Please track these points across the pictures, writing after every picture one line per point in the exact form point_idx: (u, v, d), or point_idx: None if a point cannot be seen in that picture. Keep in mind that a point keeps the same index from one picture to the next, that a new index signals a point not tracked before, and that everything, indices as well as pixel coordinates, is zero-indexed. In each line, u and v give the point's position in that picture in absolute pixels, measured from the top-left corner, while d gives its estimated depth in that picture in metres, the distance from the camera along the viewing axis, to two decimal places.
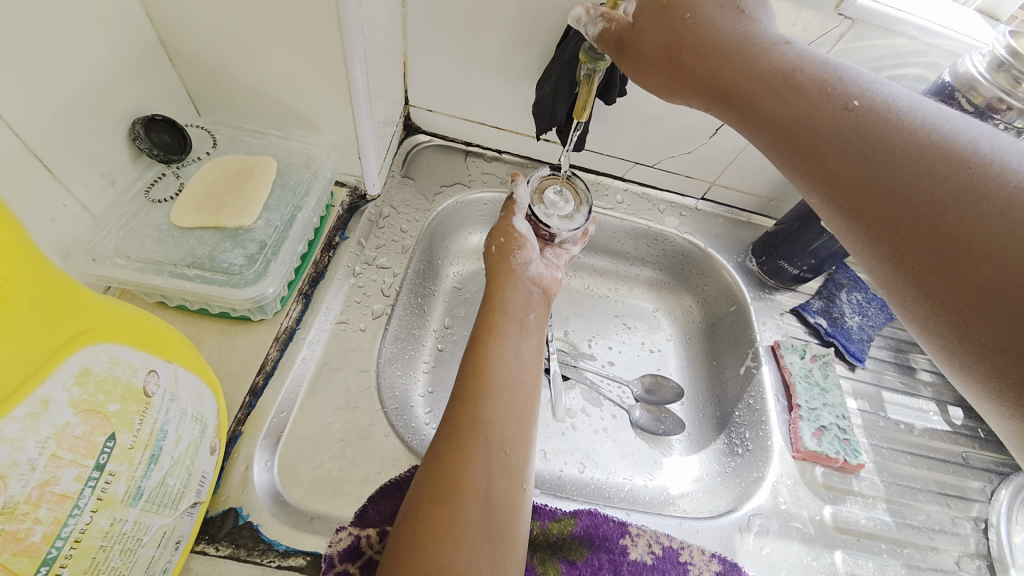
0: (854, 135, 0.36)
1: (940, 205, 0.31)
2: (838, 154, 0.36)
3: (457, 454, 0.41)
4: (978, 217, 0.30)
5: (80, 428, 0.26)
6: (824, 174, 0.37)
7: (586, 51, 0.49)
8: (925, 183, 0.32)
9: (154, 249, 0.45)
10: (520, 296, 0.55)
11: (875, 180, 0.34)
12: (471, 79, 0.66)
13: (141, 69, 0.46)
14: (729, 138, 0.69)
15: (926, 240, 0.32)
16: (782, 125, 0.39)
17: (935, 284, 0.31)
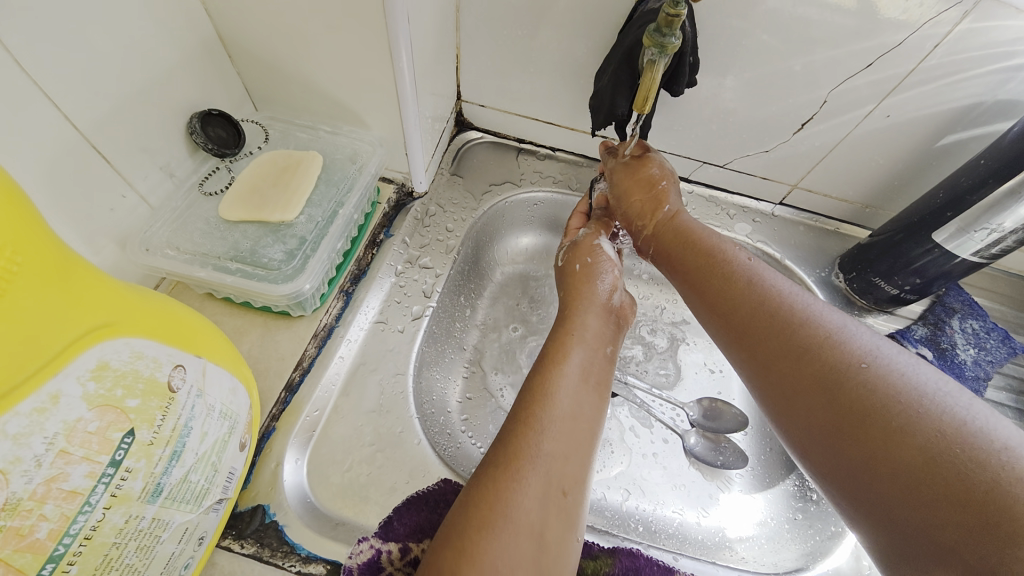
0: (753, 296, 0.42)
1: (834, 397, 0.35)
2: (774, 357, 0.39)
3: (511, 481, 0.35)
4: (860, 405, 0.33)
5: (94, 423, 0.26)
6: (765, 367, 0.39)
7: (650, 35, 0.42)
8: (848, 393, 0.34)
9: (202, 241, 0.45)
10: (599, 325, 0.48)
11: (822, 399, 0.35)
12: (525, 73, 0.62)
13: (198, 64, 0.47)
14: (816, 135, 0.60)
15: (827, 383, 0.35)
16: (741, 313, 0.42)
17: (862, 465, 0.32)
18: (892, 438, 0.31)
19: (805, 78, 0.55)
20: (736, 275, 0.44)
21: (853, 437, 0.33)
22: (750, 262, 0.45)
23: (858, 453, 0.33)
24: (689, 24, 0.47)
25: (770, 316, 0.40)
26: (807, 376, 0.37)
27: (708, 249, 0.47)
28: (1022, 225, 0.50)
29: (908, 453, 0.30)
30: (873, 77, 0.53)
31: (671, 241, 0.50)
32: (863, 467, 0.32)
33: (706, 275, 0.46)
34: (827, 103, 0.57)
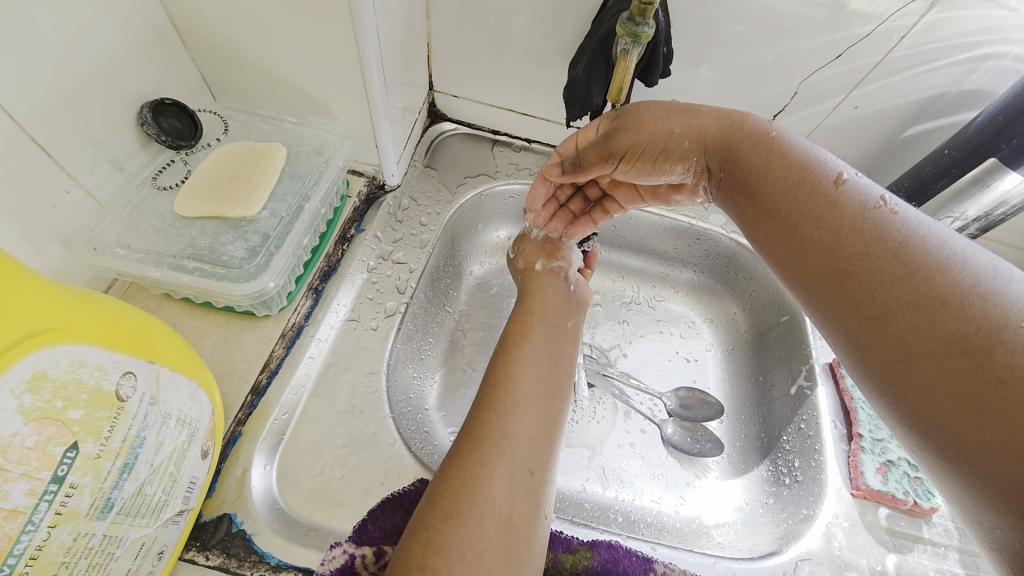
0: (833, 203, 0.37)
1: (919, 302, 0.31)
2: (860, 267, 0.34)
3: (477, 468, 0.34)
4: (943, 312, 0.30)
5: (32, 438, 0.24)
6: (841, 276, 0.35)
7: (623, 23, 0.41)
8: (989, 349, 0.28)
9: (156, 239, 0.43)
10: (555, 301, 0.50)
11: (947, 353, 0.29)
12: (499, 62, 0.61)
13: (149, 49, 0.45)
14: (788, 126, 0.61)
15: (907, 287, 0.32)
16: (812, 227, 0.37)
17: (925, 378, 0.30)
18: (975, 340, 0.29)
19: (779, 68, 0.55)
20: (818, 198, 0.38)
21: (987, 402, 0.27)
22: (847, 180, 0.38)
23: (992, 421, 0.27)
24: (662, 14, 0.47)
25: (874, 247, 0.34)
26: (925, 320, 0.31)
27: (800, 164, 0.40)
28: (983, 214, 0.52)
29: (977, 349, 0.28)
30: (844, 67, 0.53)
31: (761, 166, 0.41)
32: (991, 438, 0.27)
33: (770, 184, 0.40)
34: (798, 94, 0.57)
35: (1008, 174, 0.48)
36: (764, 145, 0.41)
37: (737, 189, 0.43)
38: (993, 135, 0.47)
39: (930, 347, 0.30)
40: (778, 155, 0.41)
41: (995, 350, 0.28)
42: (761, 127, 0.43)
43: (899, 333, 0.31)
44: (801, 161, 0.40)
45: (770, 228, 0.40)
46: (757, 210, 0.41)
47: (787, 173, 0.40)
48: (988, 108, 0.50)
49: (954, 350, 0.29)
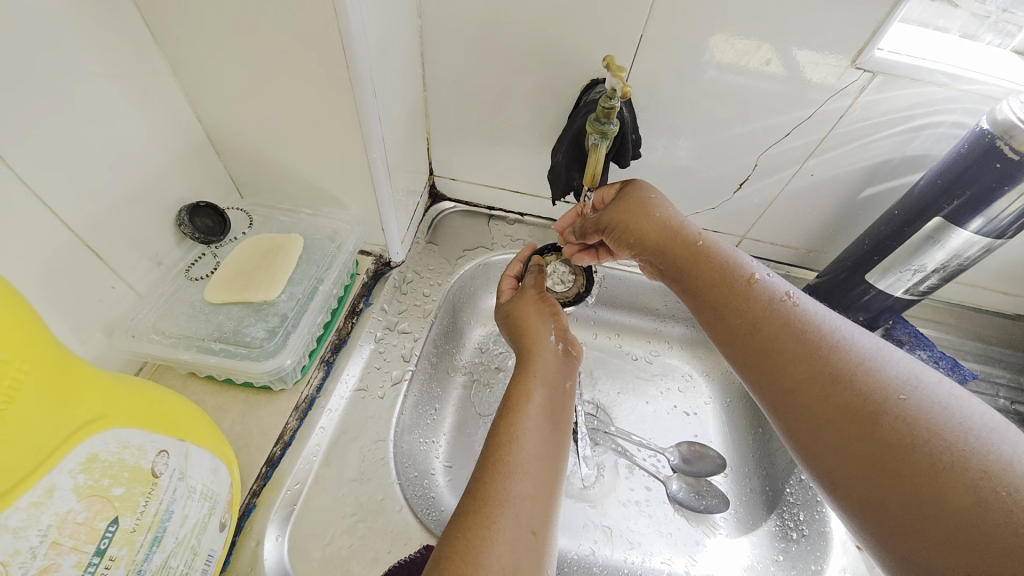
0: (756, 303, 0.40)
1: (843, 399, 0.33)
2: (788, 364, 0.36)
3: (482, 529, 0.36)
4: (860, 408, 0.32)
5: (82, 513, 0.27)
6: (772, 374, 0.37)
7: (592, 124, 0.49)
8: (881, 426, 0.31)
9: (187, 325, 0.48)
10: (555, 362, 0.51)
11: (847, 431, 0.32)
12: (490, 149, 0.69)
13: (189, 162, 0.52)
14: (754, 192, 0.67)
15: (827, 383, 0.34)
16: (746, 324, 0.40)
17: (860, 475, 0.31)
18: (891, 438, 0.30)
19: (738, 145, 0.62)
20: (740, 295, 0.41)
21: (891, 474, 0.29)
22: (760, 280, 0.42)
23: (896, 493, 0.29)
24: (627, 110, 0.54)
25: (798, 342, 0.37)
26: (828, 401, 0.33)
27: (723, 266, 0.44)
28: (941, 265, 0.56)
29: (895, 446, 0.30)
30: (796, 141, 0.60)
31: (689, 258, 0.46)
32: (897, 513, 0.29)
33: (704, 283, 0.44)
34: (758, 164, 0.64)
35: (956, 230, 0.52)
36: (690, 248, 0.46)
37: (679, 284, 0.47)
38: (938, 195, 0.52)
39: (858, 443, 0.31)
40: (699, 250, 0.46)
41: (911, 446, 0.29)
42: (690, 230, 0.47)
43: (831, 427, 0.33)
44: (721, 256, 0.45)
45: (703, 314, 0.44)
46: (691, 298, 0.45)
47: (706, 266, 0.45)
48: (928, 172, 0.55)
49: (876, 444, 0.31)
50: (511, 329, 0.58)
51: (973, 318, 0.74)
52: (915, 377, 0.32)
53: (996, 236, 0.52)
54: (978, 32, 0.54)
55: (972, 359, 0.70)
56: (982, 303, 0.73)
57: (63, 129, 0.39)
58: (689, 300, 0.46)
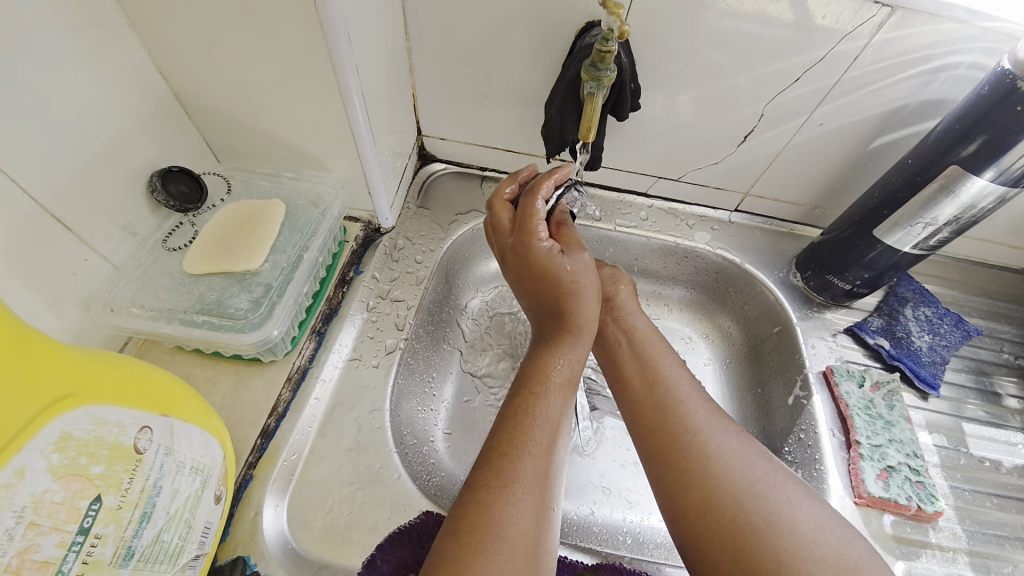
0: (666, 374, 0.50)
1: (707, 459, 0.43)
2: (679, 438, 0.45)
3: (502, 500, 0.36)
4: (708, 481, 0.42)
5: (60, 493, 0.26)
6: (660, 438, 0.46)
7: (586, 70, 0.46)
8: (734, 511, 0.40)
9: (168, 297, 0.46)
10: (583, 334, 0.49)
11: (698, 504, 0.42)
12: (480, 105, 0.65)
13: (157, 124, 0.49)
14: (760, 145, 0.64)
15: (692, 452, 0.44)
16: (653, 389, 0.49)
17: (705, 537, 0.40)
18: (723, 519, 0.40)
19: (745, 93, 0.58)
20: (652, 361, 0.52)
21: (721, 539, 0.40)
22: (678, 363, 0.52)
23: (718, 548, 0.40)
24: (625, 55, 0.50)
25: (682, 413, 0.47)
26: (699, 485, 0.42)
27: (648, 347, 0.53)
28: (954, 218, 0.53)
29: (725, 512, 0.41)
30: (806, 88, 0.56)
31: (622, 341, 0.55)
32: (712, 553, 0.40)
33: (629, 345, 0.54)
34: (764, 115, 0.60)
35: (972, 179, 0.50)
36: (643, 331, 0.55)
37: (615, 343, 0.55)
38: (954, 142, 0.50)
39: (710, 498, 0.42)
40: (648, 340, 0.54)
41: (727, 501, 0.41)
42: (630, 307, 0.57)
43: (684, 487, 0.43)
44: (654, 344, 0.53)
45: (621, 383, 0.52)
46: (619, 359, 0.54)
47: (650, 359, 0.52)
48: (945, 117, 0.52)
49: (709, 498, 0.42)
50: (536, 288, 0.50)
51: (979, 273, 0.72)
52: (767, 461, 0.44)
53: (1009, 186, 0.49)
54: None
55: (976, 315, 0.69)
56: (990, 257, 0.71)
57: (8, 85, 0.36)
58: (613, 368, 0.54)
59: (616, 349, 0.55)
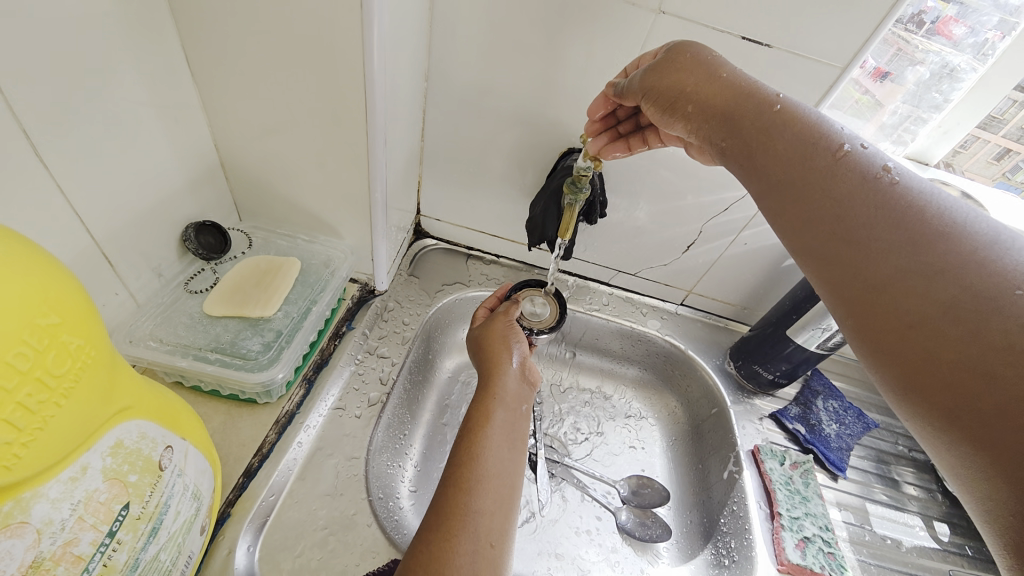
0: (852, 176, 0.38)
1: (913, 267, 0.33)
2: (856, 231, 0.36)
3: (444, 543, 0.38)
4: (944, 273, 0.33)
5: (104, 494, 0.30)
6: (829, 250, 0.37)
7: (568, 186, 0.60)
8: (961, 276, 0.32)
9: (184, 334, 0.51)
10: (513, 386, 0.53)
11: (925, 292, 0.33)
12: (474, 197, 0.77)
13: (201, 185, 0.57)
14: (700, 254, 0.78)
15: (889, 247, 0.35)
16: (797, 178, 0.40)
17: (915, 354, 0.32)
18: (957, 317, 0.31)
19: (690, 213, 0.73)
20: (821, 157, 0.40)
21: (943, 331, 0.31)
22: (853, 151, 0.39)
23: (964, 349, 0.30)
24: (597, 178, 0.64)
25: (845, 195, 0.38)
26: (897, 274, 0.34)
27: (806, 136, 0.41)
28: None
29: (939, 291, 0.32)
30: (733, 215, 0.72)
31: (757, 131, 0.43)
32: (973, 362, 0.30)
33: (769, 125, 0.42)
34: (702, 232, 0.75)
35: None
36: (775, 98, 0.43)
37: (741, 140, 0.44)
38: None
39: (904, 306, 0.33)
40: (812, 143, 0.40)
41: (994, 319, 0.30)
42: (766, 96, 0.44)
43: (883, 300, 0.34)
44: (805, 119, 0.42)
45: (768, 194, 0.42)
46: (758, 174, 0.43)
47: (801, 138, 0.41)
48: None
49: (932, 296, 0.32)
50: (477, 350, 0.59)
51: None
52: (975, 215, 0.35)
53: None
54: (881, 141, 0.67)
55: (875, 411, 0.82)
56: None
57: (101, 148, 0.43)
58: (754, 180, 0.43)
59: (749, 150, 0.44)
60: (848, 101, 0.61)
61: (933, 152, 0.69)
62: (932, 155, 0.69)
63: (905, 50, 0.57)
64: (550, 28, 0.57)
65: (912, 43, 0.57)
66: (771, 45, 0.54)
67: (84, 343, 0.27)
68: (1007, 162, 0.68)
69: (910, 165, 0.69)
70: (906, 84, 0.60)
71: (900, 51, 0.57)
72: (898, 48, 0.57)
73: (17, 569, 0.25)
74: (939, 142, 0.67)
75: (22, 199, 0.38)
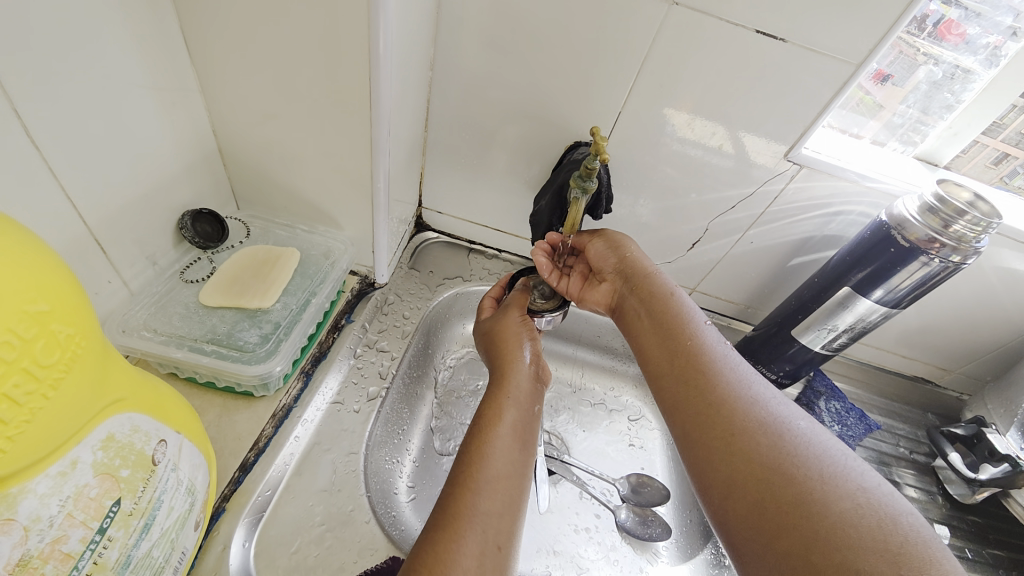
0: (696, 335, 0.50)
1: (731, 420, 0.43)
2: (707, 391, 0.45)
3: (450, 544, 0.37)
4: (743, 427, 0.42)
5: (95, 490, 0.29)
6: (680, 399, 0.47)
7: (575, 180, 0.57)
8: (764, 445, 0.40)
9: (180, 324, 0.50)
10: (526, 386, 0.52)
11: (739, 440, 0.41)
12: (476, 189, 0.76)
13: (199, 172, 0.55)
14: (704, 252, 0.77)
15: (716, 407, 0.44)
16: (675, 339, 0.50)
17: (739, 497, 0.39)
18: (759, 476, 0.39)
19: (696, 209, 0.72)
20: (678, 319, 0.52)
21: (782, 508, 0.37)
22: (706, 324, 0.51)
23: (765, 509, 0.38)
24: (604, 172, 0.63)
25: (695, 358, 0.48)
26: (712, 406, 0.44)
27: (668, 299, 0.53)
28: (850, 326, 0.67)
29: (746, 447, 0.41)
30: (740, 213, 0.71)
31: (648, 297, 0.55)
32: (768, 522, 0.37)
33: (644, 289, 0.55)
34: (708, 229, 0.74)
35: (862, 298, 0.63)
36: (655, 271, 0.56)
37: (637, 295, 0.56)
38: (847, 268, 0.64)
39: (740, 455, 0.41)
40: (673, 317, 0.52)
41: (778, 473, 0.39)
42: (656, 273, 0.56)
43: (712, 442, 0.43)
44: (666, 285, 0.55)
45: (646, 344, 0.52)
46: (640, 326, 0.54)
47: (658, 301, 0.54)
48: (840, 249, 0.67)
49: (745, 459, 0.40)
50: (488, 345, 0.58)
51: (878, 376, 0.86)
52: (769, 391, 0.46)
53: (893, 304, 0.63)
54: (887, 140, 0.67)
55: (878, 412, 0.82)
56: (886, 364, 0.85)
57: (94, 129, 0.42)
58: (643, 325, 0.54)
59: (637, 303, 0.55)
60: (850, 100, 0.62)
61: (942, 153, 0.67)
62: (942, 156, 0.67)
63: (907, 53, 0.57)
64: (558, 16, 0.56)
65: (915, 45, 0.57)
66: (784, 40, 0.53)
67: (73, 332, 0.26)
68: (1005, 167, 0.66)
69: (919, 165, 0.68)
70: (904, 87, 0.61)
71: (901, 53, 0.58)
72: (900, 50, 0.57)
73: (4, 567, 0.24)
74: (949, 144, 0.65)
75: (12, 181, 0.36)
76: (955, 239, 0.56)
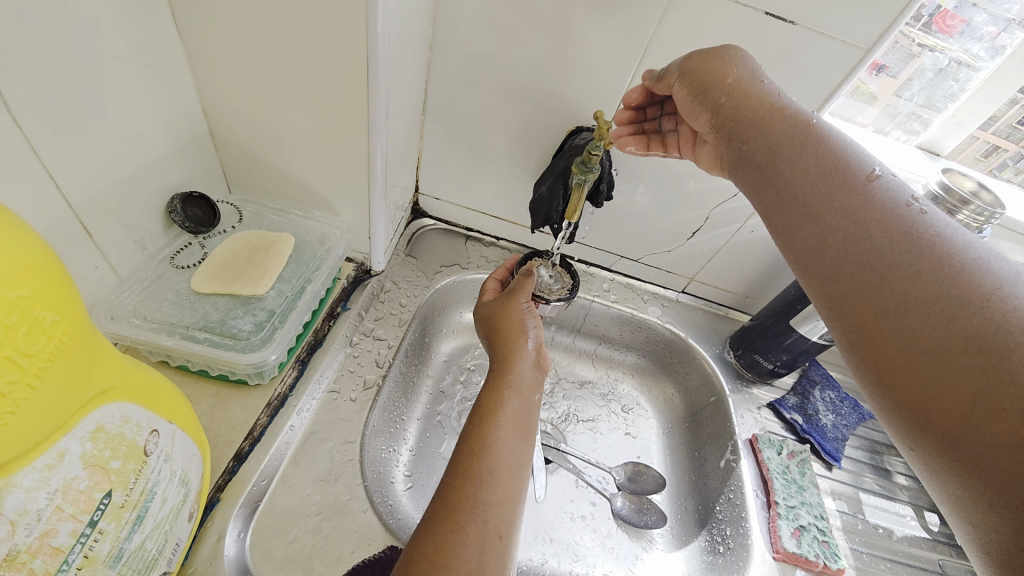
0: (865, 196, 0.41)
1: (914, 288, 0.36)
2: (881, 254, 0.38)
3: (451, 535, 0.36)
4: (939, 294, 0.35)
5: (84, 482, 0.28)
6: (840, 267, 0.40)
7: (578, 167, 0.56)
8: (970, 311, 0.33)
9: (171, 311, 0.48)
10: (528, 376, 0.52)
11: (924, 310, 0.35)
12: (474, 175, 0.74)
13: (188, 154, 0.53)
14: (704, 241, 0.76)
15: (894, 273, 0.37)
16: (826, 204, 0.42)
17: (919, 371, 0.34)
18: (966, 346, 0.33)
19: (696, 198, 0.71)
20: (849, 176, 0.42)
21: (987, 376, 0.31)
22: (877, 176, 0.42)
23: (974, 384, 0.32)
24: (606, 159, 0.62)
25: (864, 220, 0.40)
26: (892, 275, 0.37)
27: (835, 152, 0.44)
28: None
29: (941, 317, 0.34)
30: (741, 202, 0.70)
31: (791, 146, 0.45)
32: (967, 404, 0.32)
33: (790, 146, 0.45)
34: (709, 218, 0.73)
35: None
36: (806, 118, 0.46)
37: (752, 168, 0.48)
38: None
39: (929, 330, 0.35)
40: (814, 185, 0.43)
41: (994, 352, 0.32)
42: (799, 113, 0.47)
43: (886, 322, 0.36)
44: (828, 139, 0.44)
45: (778, 214, 0.45)
46: (779, 188, 0.45)
47: (813, 160, 0.44)
48: None
49: (944, 329, 0.34)
50: (488, 330, 0.57)
51: None
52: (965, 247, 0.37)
53: None
54: (890, 128, 0.66)
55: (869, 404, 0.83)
56: None
57: (77, 107, 0.40)
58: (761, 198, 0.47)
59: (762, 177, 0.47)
60: (845, 92, 0.61)
61: (945, 142, 0.66)
62: (944, 146, 0.66)
63: (903, 44, 0.56)
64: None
65: (911, 36, 0.56)
66: (795, 24, 0.51)
67: (60, 320, 0.25)
68: (994, 159, 0.66)
69: (922, 155, 0.67)
70: (900, 77, 0.60)
71: (897, 44, 0.56)
72: (898, 41, 0.56)
73: None
74: (952, 133, 0.65)
75: None
76: (956, 231, 0.56)
